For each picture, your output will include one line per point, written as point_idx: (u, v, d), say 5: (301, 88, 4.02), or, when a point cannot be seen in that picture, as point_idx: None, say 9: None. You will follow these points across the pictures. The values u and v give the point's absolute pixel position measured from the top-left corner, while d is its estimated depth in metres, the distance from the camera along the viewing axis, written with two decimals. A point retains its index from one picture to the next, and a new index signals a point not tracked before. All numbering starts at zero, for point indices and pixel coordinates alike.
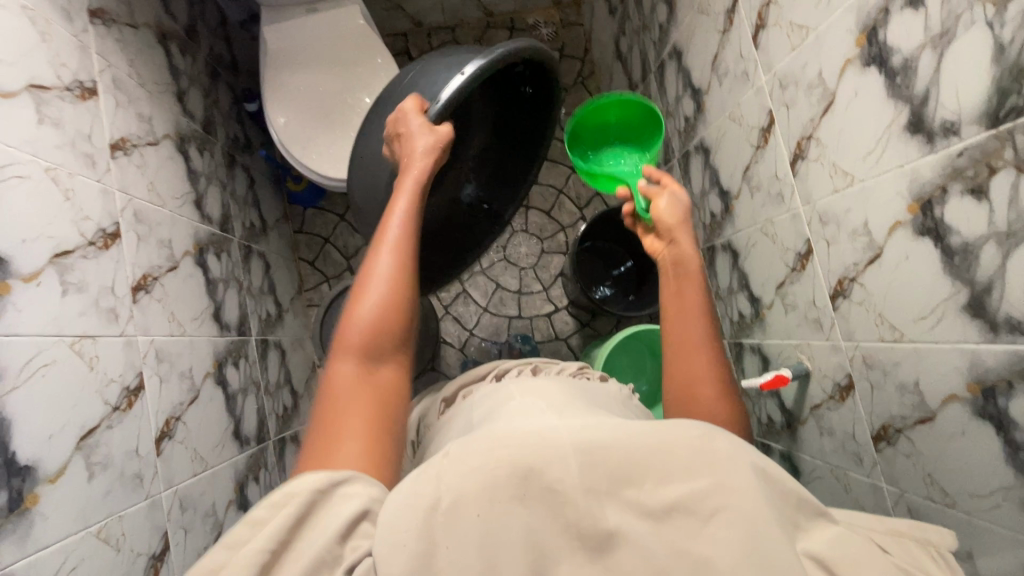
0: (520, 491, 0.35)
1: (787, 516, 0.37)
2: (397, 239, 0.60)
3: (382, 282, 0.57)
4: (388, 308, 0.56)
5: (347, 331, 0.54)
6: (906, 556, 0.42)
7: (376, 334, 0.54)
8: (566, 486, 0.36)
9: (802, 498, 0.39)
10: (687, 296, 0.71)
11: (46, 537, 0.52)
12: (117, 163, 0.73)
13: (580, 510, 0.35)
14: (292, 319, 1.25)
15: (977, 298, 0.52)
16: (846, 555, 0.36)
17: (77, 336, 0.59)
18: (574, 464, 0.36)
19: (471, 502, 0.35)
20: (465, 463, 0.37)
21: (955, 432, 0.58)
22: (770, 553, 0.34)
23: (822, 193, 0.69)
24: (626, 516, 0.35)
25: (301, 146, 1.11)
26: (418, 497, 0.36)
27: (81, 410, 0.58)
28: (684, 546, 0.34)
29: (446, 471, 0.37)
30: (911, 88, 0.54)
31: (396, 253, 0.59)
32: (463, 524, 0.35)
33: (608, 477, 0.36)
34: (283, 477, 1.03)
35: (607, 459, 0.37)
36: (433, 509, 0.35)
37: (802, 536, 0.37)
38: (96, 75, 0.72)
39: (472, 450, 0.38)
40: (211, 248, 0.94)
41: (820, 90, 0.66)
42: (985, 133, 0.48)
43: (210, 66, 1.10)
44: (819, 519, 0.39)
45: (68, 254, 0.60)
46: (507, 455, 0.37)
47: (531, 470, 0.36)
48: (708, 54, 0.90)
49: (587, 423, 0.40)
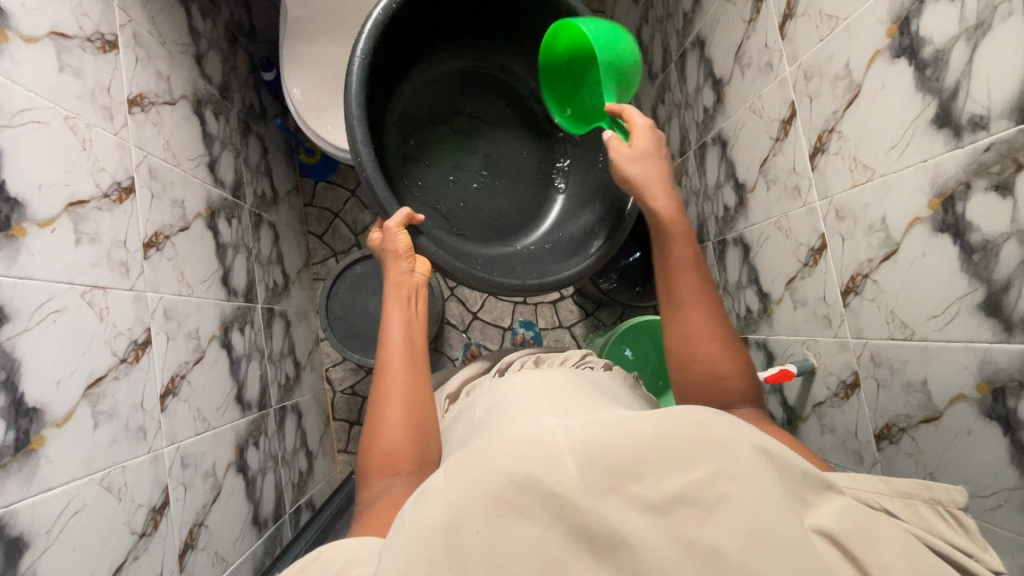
0: (519, 500, 0.35)
1: (791, 493, 0.38)
2: (392, 355, 0.68)
3: (392, 398, 0.63)
4: (399, 420, 0.62)
5: (367, 457, 0.60)
6: (918, 520, 0.43)
7: (390, 446, 0.59)
8: (566, 488, 0.35)
9: (808, 473, 0.39)
10: (686, 288, 0.68)
11: (50, 480, 0.52)
12: (134, 118, 0.72)
13: (583, 510, 0.35)
14: (298, 292, 1.26)
15: (993, 296, 0.52)
16: (856, 526, 0.37)
17: (88, 286, 0.60)
18: (572, 466, 0.37)
19: (472, 518, 0.34)
20: (463, 478, 0.36)
21: (961, 431, 0.58)
22: (777, 538, 0.33)
23: (840, 187, 0.69)
24: (631, 511, 0.35)
25: (316, 117, 1.10)
26: (419, 525, 0.35)
27: (90, 358, 0.58)
28: (692, 536, 0.34)
29: (445, 488, 0.36)
30: (941, 81, 0.54)
31: (393, 368, 0.66)
32: (466, 543, 0.34)
33: (608, 473, 0.36)
34: (283, 445, 1.04)
35: (604, 456, 0.37)
36: (433, 531, 0.34)
37: (811, 511, 0.38)
38: (118, 29, 0.72)
39: (472, 463, 0.38)
40: (222, 213, 0.94)
41: (846, 83, 0.66)
42: (1014, 128, 0.48)
43: (229, 31, 1.09)
44: (824, 492, 0.39)
45: (83, 204, 0.61)
46: (503, 468, 0.36)
47: (529, 478, 0.36)
48: (732, 43, 0.89)
49: (583, 424, 0.41)
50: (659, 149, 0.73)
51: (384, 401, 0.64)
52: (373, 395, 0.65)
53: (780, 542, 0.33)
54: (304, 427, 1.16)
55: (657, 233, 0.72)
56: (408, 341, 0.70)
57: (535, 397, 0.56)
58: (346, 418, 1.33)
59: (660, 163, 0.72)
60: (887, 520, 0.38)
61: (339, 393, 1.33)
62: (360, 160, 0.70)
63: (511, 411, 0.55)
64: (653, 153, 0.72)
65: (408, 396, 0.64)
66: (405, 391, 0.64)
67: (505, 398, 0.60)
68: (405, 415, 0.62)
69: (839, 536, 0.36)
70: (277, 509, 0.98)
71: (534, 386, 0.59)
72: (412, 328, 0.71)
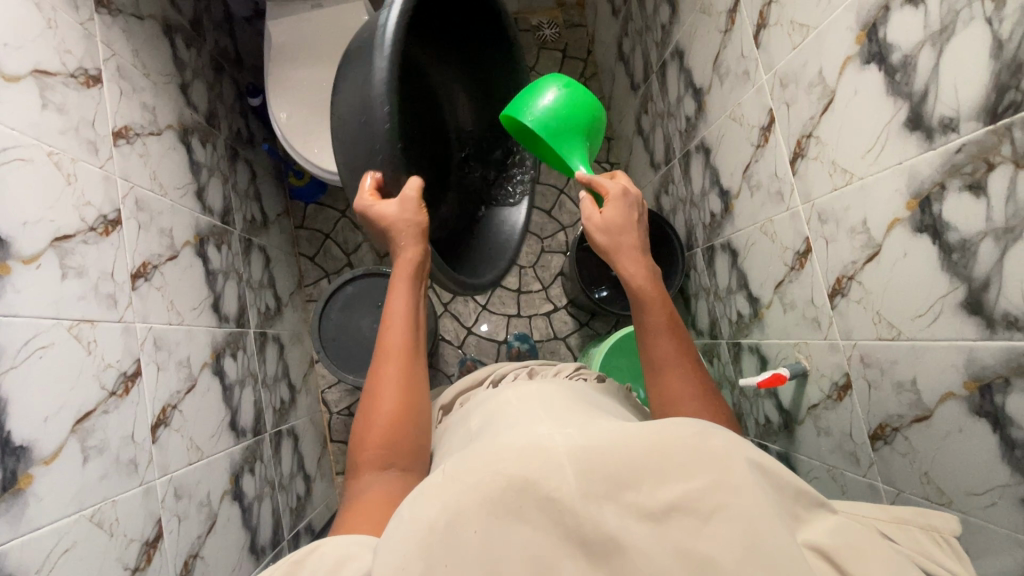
0: (517, 503, 0.35)
1: (786, 509, 0.38)
2: (391, 341, 0.65)
3: (390, 387, 0.62)
4: (391, 410, 0.60)
5: (360, 444, 0.58)
6: (911, 545, 0.44)
7: (382, 439, 0.58)
8: (564, 493, 0.35)
9: (800, 490, 0.39)
10: (660, 355, 0.71)
11: (38, 519, 0.52)
12: (119, 151, 0.73)
13: (580, 515, 0.35)
14: (291, 314, 1.26)
15: (975, 295, 0.52)
16: (846, 542, 0.37)
17: (75, 319, 0.60)
18: (571, 472, 0.36)
19: (470, 520, 0.34)
20: (462, 481, 0.36)
21: (952, 429, 0.58)
22: (772, 552, 0.33)
23: (821, 191, 0.70)
24: (627, 518, 0.35)
25: (302, 140, 1.10)
26: (416, 523, 0.35)
27: (78, 393, 0.58)
28: (689, 546, 0.34)
29: (442, 490, 0.36)
30: (910, 85, 0.55)
31: (390, 354, 0.64)
32: (464, 545, 0.34)
33: (606, 480, 0.36)
34: (279, 469, 1.03)
35: (603, 463, 0.37)
36: (431, 530, 0.34)
37: (803, 527, 0.38)
38: (101, 63, 0.72)
39: (468, 465, 0.38)
40: (211, 239, 0.94)
41: (820, 89, 0.67)
42: (983, 129, 0.48)
43: (214, 59, 1.11)
44: (819, 510, 0.40)
45: (68, 238, 0.61)
46: (502, 470, 0.36)
47: (527, 483, 0.36)
48: (709, 54, 0.90)
49: (584, 429, 0.40)
50: (630, 214, 0.77)
51: (378, 390, 0.62)
52: (369, 382, 0.63)
53: (776, 556, 0.33)
54: (300, 451, 1.15)
55: (635, 302, 0.74)
56: (411, 326, 0.67)
57: (530, 407, 0.55)
58: (343, 439, 1.32)
59: (630, 232, 0.76)
60: (876, 538, 0.38)
61: (335, 414, 1.32)
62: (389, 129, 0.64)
63: (507, 419, 0.54)
64: (624, 219, 0.77)
65: (405, 387, 0.62)
66: (401, 380, 0.63)
67: (499, 408, 0.59)
68: (400, 408, 0.60)
69: (831, 553, 0.36)
70: (275, 535, 0.97)
71: (527, 398, 0.59)
72: (416, 313, 0.69)
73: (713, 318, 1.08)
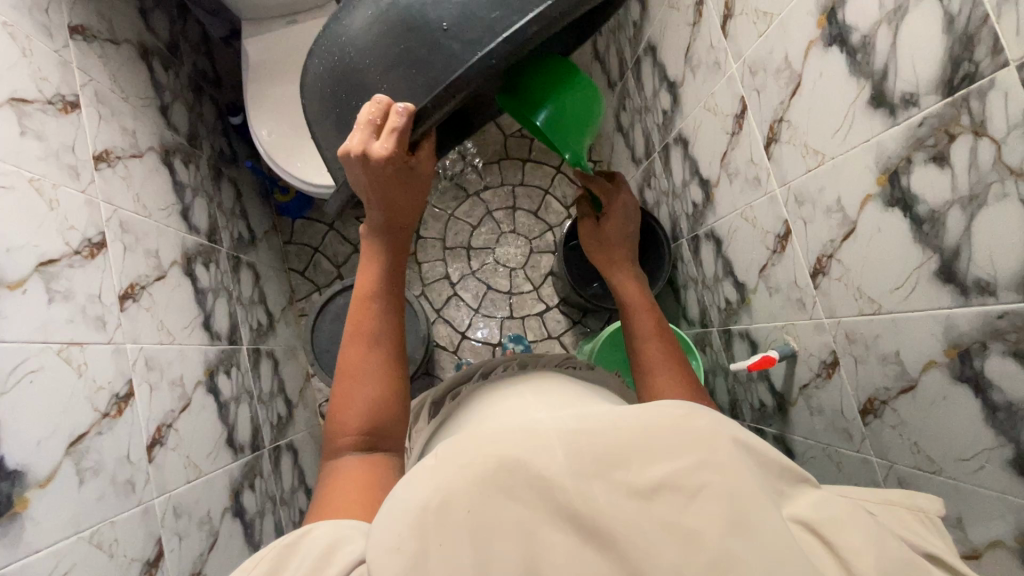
0: (508, 482, 0.36)
1: (771, 484, 0.39)
2: (370, 319, 0.63)
3: (374, 369, 0.60)
4: (376, 386, 0.59)
5: (343, 427, 0.57)
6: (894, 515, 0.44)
7: (368, 420, 0.57)
8: (553, 473, 0.36)
9: (785, 467, 0.40)
10: (653, 352, 0.73)
11: (36, 542, 0.52)
12: (101, 174, 0.73)
13: (569, 494, 0.35)
14: (283, 329, 1.26)
15: (947, 264, 0.54)
16: (829, 514, 0.38)
17: (64, 343, 0.60)
18: (561, 453, 0.37)
19: (462, 499, 0.35)
20: (454, 462, 0.37)
21: (936, 397, 0.59)
22: (754, 523, 0.34)
23: (796, 173, 0.71)
24: (615, 495, 0.35)
25: (285, 155, 1.10)
26: (410, 505, 0.35)
27: (71, 416, 0.58)
28: (675, 521, 0.35)
29: (433, 472, 0.37)
30: (871, 64, 0.56)
31: (370, 334, 0.62)
32: (456, 521, 0.34)
33: (595, 461, 0.37)
34: (279, 485, 1.03)
35: (592, 444, 0.37)
36: (424, 510, 0.35)
37: (789, 502, 0.39)
38: (79, 90, 0.73)
39: (459, 446, 0.38)
40: (199, 258, 0.94)
41: (787, 73, 0.68)
42: (942, 102, 0.50)
43: (193, 81, 1.12)
44: (803, 484, 0.41)
45: (53, 263, 0.61)
46: (494, 451, 0.37)
47: (518, 463, 0.36)
48: (681, 46, 0.92)
49: (574, 414, 0.41)
50: (626, 231, 0.86)
51: (358, 371, 0.60)
52: (345, 360, 0.61)
53: (758, 529, 0.34)
54: (300, 465, 1.15)
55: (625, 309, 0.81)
56: (388, 296, 0.65)
57: (523, 398, 0.56)
58: None
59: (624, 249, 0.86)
60: (858, 510, 0.39)
61: None
62: (440, 89, 0.57)
63: (500, 412, 0.54)
64: (619, 234, 0.86)
65: (388, 369, 0.61)
66: (385, 361, 0.61)
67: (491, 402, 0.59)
68: (386, 388, 0.59)
69: (816, 526, 0.37)
70: None
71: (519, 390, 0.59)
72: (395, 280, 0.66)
73: (702, 306, 1.10)
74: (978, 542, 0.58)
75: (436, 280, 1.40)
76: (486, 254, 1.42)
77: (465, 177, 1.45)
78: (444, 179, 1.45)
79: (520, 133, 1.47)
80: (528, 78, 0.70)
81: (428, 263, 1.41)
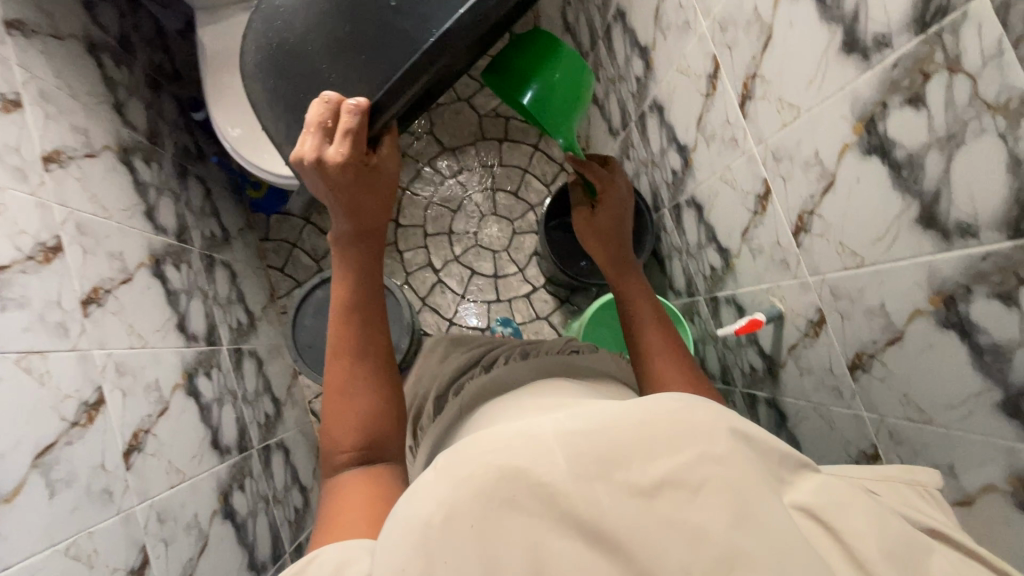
0: (509, 492, 0.33)
1: (773, 472, 0.38)
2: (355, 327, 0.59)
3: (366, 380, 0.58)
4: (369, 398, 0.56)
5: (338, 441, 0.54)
6: None
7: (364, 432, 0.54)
8: (555, 479, 0.34)
9: (787, 454, 0.39)
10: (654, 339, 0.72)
11: (7, 558, 0.50)
12: (52, 175, 0.70)
13: (573, 499, 0.33)
14: (266, 327, 1.23)
15: (927, 209, 0.52)
16: (831, 500, 0.37)
17: (22, 351, 0.57)
18: (561, 457, 0.34)
19: (466, 513, 0.33)
20: (455, 474, 0.34)
21: (923, 347, 0.58)
22: (760, 514, 0.34)
23: (772, 129, 0.69)
24: (618, 496, 0.34)
25: (253, 150, 1.06)
26: (412, 522, 0.33)
27: (35, 426, 0.56)
28: (679, 517, 0.33)
29: (434, 486, 0.34)
30: (841, 7, 0.54)
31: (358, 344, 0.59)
32: (462, 538, 0.32)
33: (595, 461, 0.34)
34: (271, 485, 1.01)
35: (592, 444, 0.35)
36: (427, 528, 0.32)
37: (791, 488, 0.38)
38: (20, 87, 0.69)
39: (460, 457, 0.35)
40: (168, 259, 0.91)
41: (758, 26, 0.66)
42: (915, 40, 0.48)
43: (150, 76, 1.07)
44: (805, 470, 0.40)
45: (4, 269, 0.58)
46: (495, 460, 0.34)
47: (521, 472, 0.34)
48: (650, 8, 0.89)
49: (573, 411, 0.38)
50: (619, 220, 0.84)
51: (349, 382, 0.57)
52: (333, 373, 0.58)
53: (762, 521, 0.34)
54: (292, 463, 1.13)
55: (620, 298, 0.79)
56: (367, 302, 0.60)
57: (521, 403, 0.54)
58: None
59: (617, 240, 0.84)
60: (857, 494, 0.39)
61: None
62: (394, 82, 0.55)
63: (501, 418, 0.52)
64: (611, 224, 0.84)
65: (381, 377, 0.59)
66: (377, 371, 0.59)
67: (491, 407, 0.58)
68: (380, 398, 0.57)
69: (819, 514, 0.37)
70: (276, 549, 0.96)
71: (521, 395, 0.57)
72: (371, 284, 0.61)
73: (688, 275, 1.08)
74: (970, 489, 0.58)
75: (420, 268, 1.38)
76: (468, 239, 1.40)
77: (442, 161, 1.42)
78: (420, 165, 1.42)
79: (494, 112, 1.44)
80: (516, 58, 0.72)
81: (410, 252, 1.39)
